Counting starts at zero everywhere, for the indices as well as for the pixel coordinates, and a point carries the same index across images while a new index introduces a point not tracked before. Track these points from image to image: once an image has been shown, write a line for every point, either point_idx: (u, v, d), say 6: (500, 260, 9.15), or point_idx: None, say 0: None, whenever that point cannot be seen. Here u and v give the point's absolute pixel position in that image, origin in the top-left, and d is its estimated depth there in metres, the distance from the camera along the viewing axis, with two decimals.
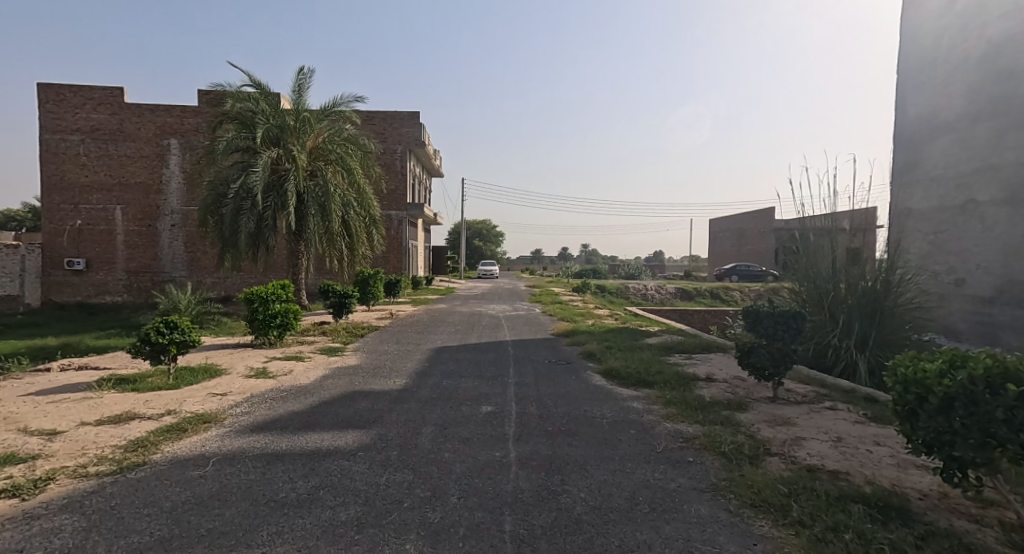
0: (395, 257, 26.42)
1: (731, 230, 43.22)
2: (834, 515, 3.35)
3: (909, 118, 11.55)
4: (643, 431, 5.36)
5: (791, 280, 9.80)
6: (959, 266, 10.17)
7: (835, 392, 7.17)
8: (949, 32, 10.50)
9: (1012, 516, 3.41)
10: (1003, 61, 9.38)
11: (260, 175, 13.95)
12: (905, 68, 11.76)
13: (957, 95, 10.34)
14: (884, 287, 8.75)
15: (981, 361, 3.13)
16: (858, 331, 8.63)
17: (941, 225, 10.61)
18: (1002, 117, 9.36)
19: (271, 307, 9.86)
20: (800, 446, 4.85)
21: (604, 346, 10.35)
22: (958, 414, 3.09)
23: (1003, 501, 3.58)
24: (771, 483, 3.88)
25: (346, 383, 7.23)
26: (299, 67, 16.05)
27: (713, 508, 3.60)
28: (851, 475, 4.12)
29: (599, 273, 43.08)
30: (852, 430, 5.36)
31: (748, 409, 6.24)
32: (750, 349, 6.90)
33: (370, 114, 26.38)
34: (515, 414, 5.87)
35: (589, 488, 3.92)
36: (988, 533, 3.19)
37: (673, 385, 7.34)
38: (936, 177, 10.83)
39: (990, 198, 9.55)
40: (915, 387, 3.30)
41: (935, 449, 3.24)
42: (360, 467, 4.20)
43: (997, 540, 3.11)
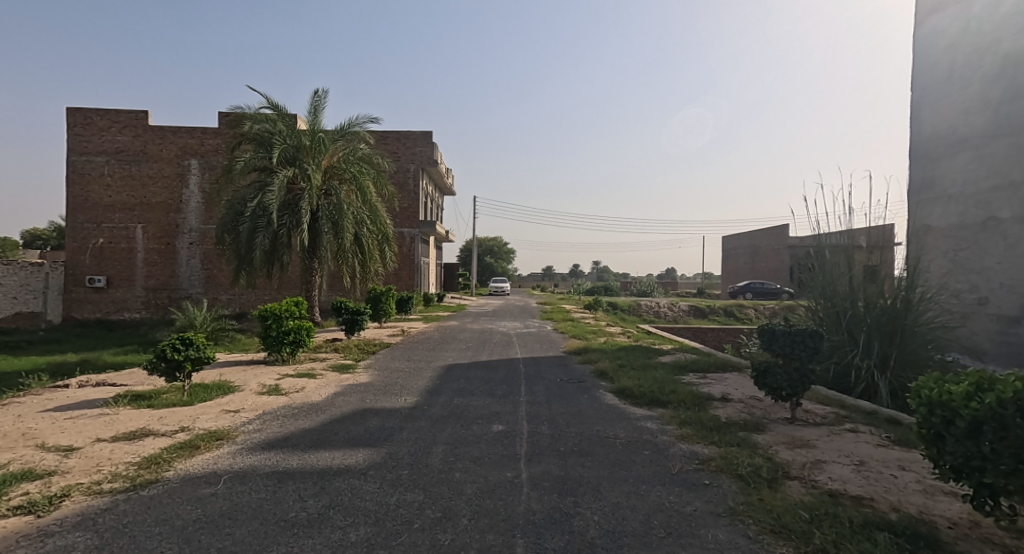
0: (407, 273, 26.62)
1: (745, 246, 42.95)
2: (859, 544, 3.23)
3: (925, 135, 11.44)
4: (657, 452, 5.26)
5: (807, 297, 9.66)
6: (982, 285, 9.97)
7: (857, 413, 7.01)
8: (963, 49, 10.50)
9: None
10: (1018, 77, 9.33)
11: (277, 194, 14.12)
12: (919, 86, 11.69)
13: (973, 112, 10.28)
14: (904, 306, 8.60)
15: (1010, 385, 3.03)
16: (877, 351, 8.47)
17: (962, 241, 10.42)
18: (1019, 132, 9.25)
19: (284, 324, 9.86)
20: (821, 470, 4.73)
21: (617, 364, 10.26)
22: (988, 439, 2.98)
23: None
24: (792, 508, 3.78)
25: (358, 400, 7.20)
26: (315, 90, 15.89)
27: (731, 534, 3.50)
28: (875, 501, 4.00)
29: (612, 289, 42.93)
30: (874, 453, 5.22)
31: (765, 430, 6.11)
32: (766, 368, 6.77)
33: (383, 134, 26.82)
34: (526, 433, 5.81)
35: (604, 510, 3.84)
36: None
37: (688, 405, 7.21)
38: (954, 194, 10.67)
39: (1012, 215, 9.37)
40: (940, 410, 3.21)
41: (964, 475, 3.12)
42: (370, 486, 4.16)
43: None
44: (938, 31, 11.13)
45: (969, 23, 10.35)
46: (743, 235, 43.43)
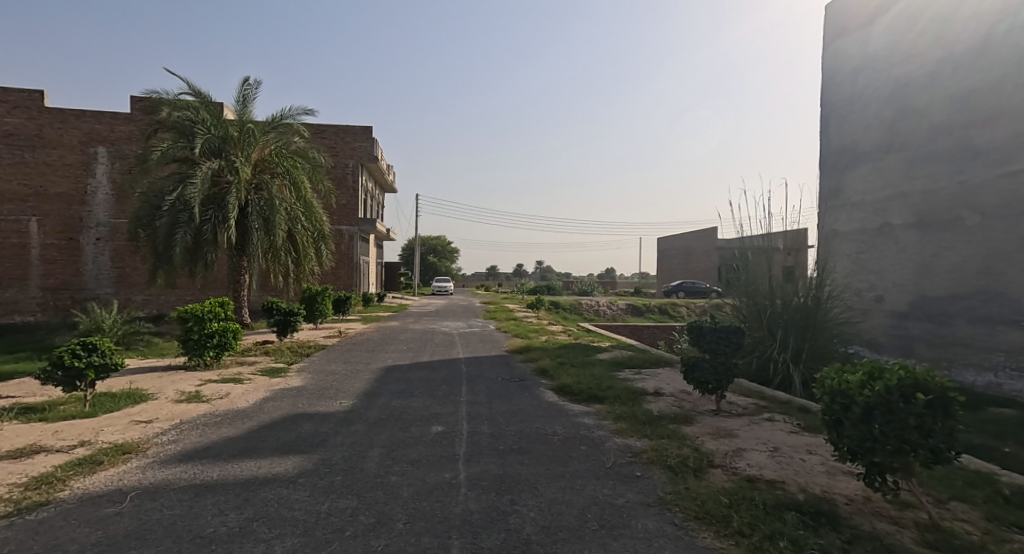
0: (345, 272, 25.88)
1: (678, 248, 44.82)
2: (771, 524, 3.44)
3: (832, 148, 12.32)
4: (593, 447, 5.38)
5: (733, 296, 10.19)
6: (878, 284, 10.86)
7: (774, 403, 7.47)
8: (863, 71, 11.45)
9: (927, 517, 3.53)
10: (908, 98, 10.29)
11: (199, 187, 13.27)
12: (827, 103, 12.60)
13: (870, 128, 11.19)
14: (815, 302, 9.25)
15: (896, 372, 3.32)
16: (793, 346, 9.06)
17: (863, 245, 11.29)
18: (908, 149, 10.19)
19: (207, 326, 9.31)
20: (741, 457, 5.00)
21: (557, 362, 10.42)
22: (878, 422, 3.25)
23: (918, 504, 3.73)
24: (714, 495, 3.98)
25: (289, 405, 6.91)
26: (244, 77, 15.11)
27: (659, 523, 3.63)
28: (786, 483, 4.27)
29: (553, 289, 43.55)
30: (787, 440, 5.57)
31: (693, 422, 6.38)
32: (694, 363, 7.09)
33: (320, 127, 25.87)
34: (466, 433, 5.79)
35: (540, 507, 3.87)
36: (906, 534, 3.29)
37: (623, 400, 7.42)
38: (856, 202, 11.55)
39: (903, 222, 10.28)
40: (840, 397, 3.47)
41: (858, 456, 3.39)
42: (300, 494, 4.00)
43: (913, 540, 3.21)
44: (844, 53, 12.04)
45: (871, 45, 11.28)
46: (677, 237, 45.29)
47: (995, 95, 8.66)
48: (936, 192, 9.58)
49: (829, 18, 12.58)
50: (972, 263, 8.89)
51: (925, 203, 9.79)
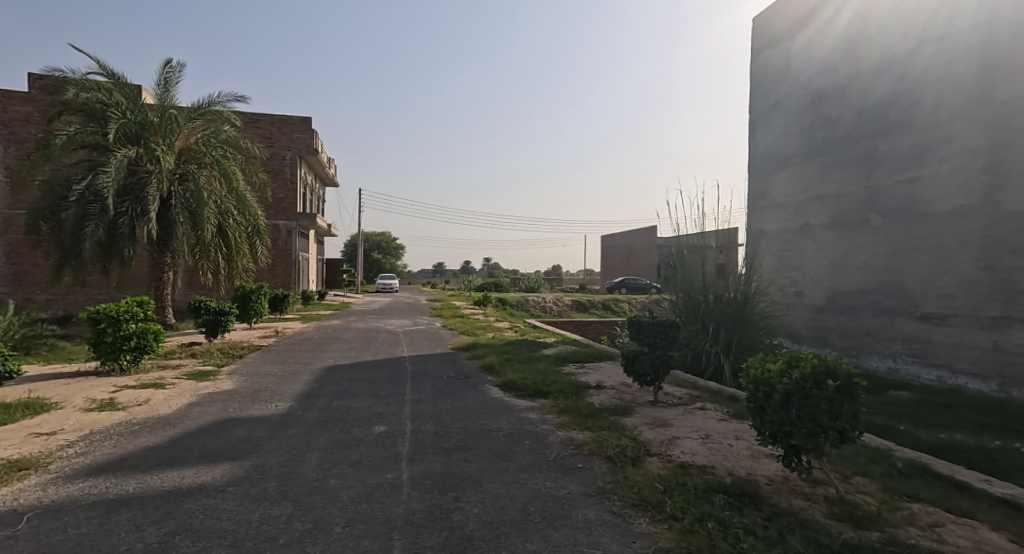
0: (282, 269, 24.98)
1: (621, 245, 46.03)
2: (701, 507, 3.65)
3: (759, 152, 13.05)
4: (536, 441, 5.48)
5: (670, 292, 10.60)
6: (799, 280, 11.61)
7: (706, 393, 7.87)
8: (786, 81, 12.20)
9: (835, 492, 3.85)
10: (824, 108, 11.05)
11: (113, 176, 12.39)
12: (754, 110, 13.33)
13: (792, 135, 11.94)
14: (744, 297, 9.77)
15: (810, 361, 3.60)
16: (723, 338, 9.56)
17: (786, 244, 12.03)
18: (824, 155, 10.95)
19: (123, 328, 8.74)
20: (675, 445, 5.24)
21: (503, 358, 10.52)
22: (795, 408, 3.50)
23: (828, 480, 4.05)
24: (650, 482, 4.16)
25: (219, 410, 6.62)
26: (165, 59, 14.24)
27: (599, 511, 3.76)
28: (715, 468, 4.52)
29: (500, 286, 43.73)
30: (717, 427, 5.89)
31: (632, 413, 6.62)
32: (634, 356, 7.34)
33: (254, 117, 24.76)
34: (409, 432, 5.75)
35: (483, 503, 3.92)
36: (818, 508, 3.58)
37: (566, 394, 7.59)
38: (780, 204, 12.29)
39: (820, 223, 11.04)
40: (762, 386, 3.71)
41: (778, 439, 3.65)
42: (228, 504, 3.87)
43: (824, 513, 3.49)
44: (770, 63, 12.75)
45: (793, 57, 12.00)
46: (620, 235, 46.51)
47: (895, 108, 9.46)
48: (848, 196, 10.35)
49: (757, 29, 13.28)
50: (878, 260, 9.68)
51: (839, 205, 10.56)
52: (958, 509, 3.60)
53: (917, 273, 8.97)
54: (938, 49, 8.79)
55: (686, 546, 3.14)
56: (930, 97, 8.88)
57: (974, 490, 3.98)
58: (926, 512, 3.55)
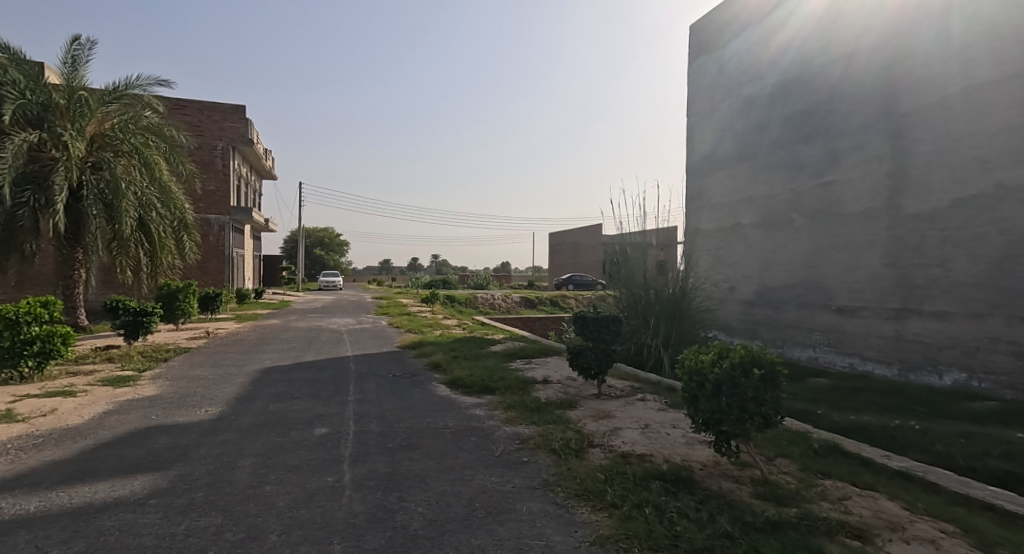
0: (214, 266, 23.82)
1: (568, 243, 46.72)
2: (639, 493, 3.79)
3: (695, 154, 13.59)
4: (483, 437, 5.52)
5: (614, 288, 10.87)
6: (731, 276, 12.20)
7: (646, 384, 8.16)
8: (720, 87, 12.75)
9: (760, 473, 4.11)
10: (754, 114, 11.64)
11: (12, 163, 11.30)
12: (691, 113, 13.86)
13: (725, 139, 12.51)
14: (683, 293, 10.17)
15: (738, 351, 3.81)
16: (663, 332, 9.93)
17: (719, 242, 12.61)
18: (754, 159, 11.54)
19: (25, 331, 8.03)
20: (617, 435, 5.41)
21: (450, 356, 10.49)
22: (724, 396, 3.70)
23: (754, 463, 4.31)
24: (592, 472, 4.29)
25: (139, 418, 6.26)
26: (73, 36, 13.22)
27: (543, 503, 3.84)
28: (653, 456, 4.71)
29: (449, 283, 43.45)
30: (656, 416, 6.13)
31: (577, 406, 6.77)
32: (579, 350, 7.51)
33: (181, 102, 23.42)
34: (352, 434, 5.65)
35: (428, 501, 3.92)
36: (744, 489, 3.80)
37: (513, 390, 7.67)
38: (715, 204, 12.85)
39: (751, 222, 11.63)
40: (695, 376, 3.90)
41: (710, 426, 3.84)
42: (150, 518, 3.67)
43: (750, 494, 3.72)
44: (705, 69, 13.30)
45: (726, 64, 12.58)
46: (567, 232, 47.20)
47: (816, 116, 10.10)
48: (775, 197, 10.96)
49: (694, 36, 13.82)
50: (801, 257, 10.31)
51: (767, 206, 11.16)
52: (862, 482, 3.94)
53: (833, 269, 9.64)
54: (852, 63, 9.45)
55: (625, 532, 3.26)
56: (845, 107, 9.53)
57: (877, 465, 4.36)
58: (836, 486, 3.86)
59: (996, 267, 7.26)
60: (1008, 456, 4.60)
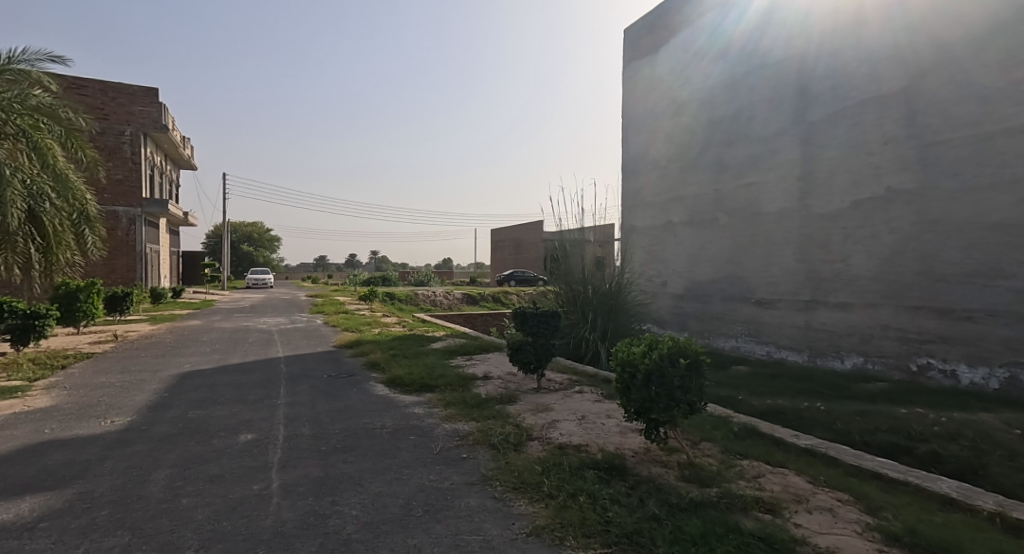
0: (123, 264, 22.23)
1: (510, 239, 46.98)
2: (575, 483, 3.90)
3: (630, 154, 14.02)
4: (422, 436, 5.48)
5: (554, 285, 11.03)
6: (663, 272, 12.69)
7: (584, 377, 8.36)
8: (652, 90, 13.23)
9: (686, 457, 4.32)
10: (684, 117, 12.16)
11: None
12: (626, 114, 14.28)
13: (657, 140, 12.98)
14: (619, 288, 10.47)
15: (667, 342, 3.99)
16: (600, 326, 10.20)
17: (652, 240, 13.08)
18: (684, 160, 12.06)
19: None
20: (555, 427, 5.52)
21: (389, 354, 10.31)
22: (654, 385, 3.86)
23: (680, 447, 4.53)
24: (529, 465, 4.36)
25: (33, 433, 5.73)
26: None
27: (481, 498, 3.86)
28: (589, 446, 4.85)
29: (388, 280, 42.65)
30: (592, 408, 6.30)
31: (516, 401, 6.84)
32: (519, 346, 7.58)
33: (80, 82, 21.61)
34: (281, 438, 5.45)
35: (363, 503, 3.85)
36: (672, 473, 3.99)
37: (453, 387, 7.66)
38: (648, 203, 13.32)
39: (680, 221, 12.14)
40: (627, 367, 4.04)
41: (640, 415, 4.00)
42: (45, 541, 3.38)
43: (677, 477, 3.91)
44: (639, 73, 13.74)
45: (658, 69, 13.05)
46: (508, 229, 47.44)
47: (739, 122, 10.68)
48: (702, 197, 11.50)
49: (628, 41, 14.23)
50: (725, 253, 10.87)
51: (696, 206, 11.68)
52: (774, 460, 4.24)
53: (753, 264, 10.23)
54: (772, 73, 10.04)
55: (560, 521, 3.34)
56: (764, 114, 10.13)
57: (787, 444, 4.70)
58: (753, 465, 4.13)
59: (888, 261, 7.97)
60: (896, 431, 5.07)
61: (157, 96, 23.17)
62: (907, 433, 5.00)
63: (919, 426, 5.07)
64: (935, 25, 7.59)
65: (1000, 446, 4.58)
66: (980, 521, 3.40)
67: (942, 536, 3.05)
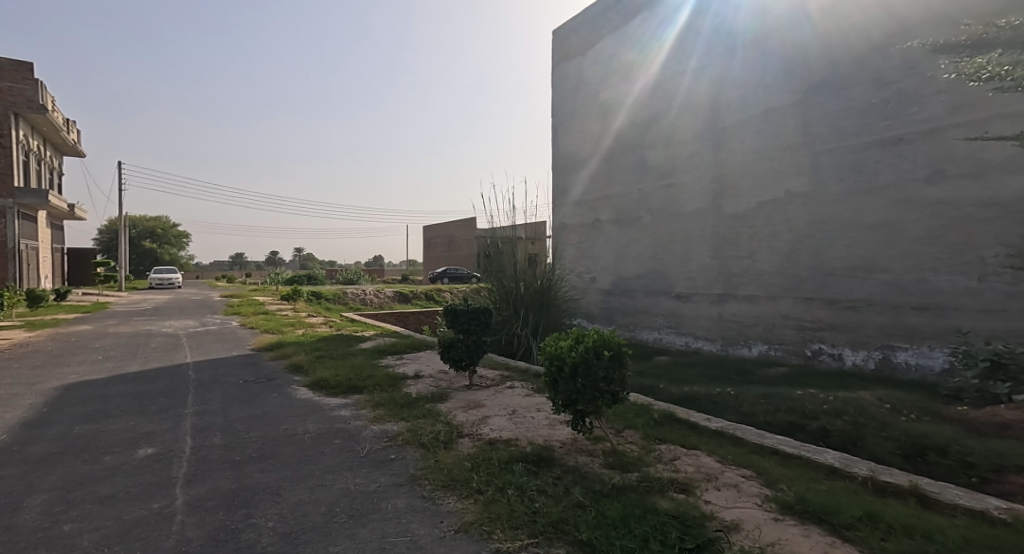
0: None
1: (442, 236, 46.57)
2: (504, 477, 3.93)
3: (560, 154, 14.28)
4: (347, 439, 5.32)
5: (487, 282, 11.05)
6: (592, 268, 13.03)
7: (516, 372, 8.45)
8: (580, 91, 13.54)
9: (610, 445, 4.48)
10: (610, 119, 12.54)
11: None
12: (555, 114, 14.53)
13: (585, 141, 13.31)
14: (550, 285, 10.63)
15: (592, 336, 4.10)
16: (532, 322, 10.34)
17: (581, 237, 13.40)
18: (610, 161, 12.44)
19: None
20: (486, 423, 5.53)
21: (313, 356, 9.94)
22: (580, 378, 3.97)
23: (605, 436, 4.69)
24: (459, 462, 4.35)
25: None
26: None
27: (409, 499, 3.81)
28: (519, 439, 4.90)
29: (315, 278, 41.09)
30: (523, 402, 6.37)
31: (448, 399, 6.80)
32: (450, 343, 7.53)
33: None
34: (188, 451, 5.10)
35: (280, 514, 3.69)
36: (596, 461, 4.12)
37: (382, 387, 7.49)
38: (577, 201, 13.62)
39: (608, 219, 12.51)
40: (554, 361, 4.12)
41: (568, 407, 4.10)
42: None
43: (601, 464, 4.04)
44: (568, 74, 14.00)
45: (585, 70, 13.37)
46: (440, 225, 47.01)
47: (661, 125, 11.15)
48: (628, 196, 11.91)
49: (557, 42, 14.45)
50: (648, 249, 11.33)
51: (621, 204, 12.08)
52: (688, 442, 4.49)
53: (673, 260, 10.73)
54: (689, 79, 10.56)
55: (488, 515, 3.36)
56: (682, 118, 10.64)
57: (701, 428, 4.98)
58: (670, 449, 4.35)
59: (788, 258, 8.63)
60: (793, 410, 5.50)
61: (28, 72, 20.97)
62: (801, 412, 5.43)
63: (811, 406, 5.52)
64: (828, 42, 8.27)
65: (875, 419, 5.10)
66: (857, 486, 3.79)
67: (826, 501, 3.36)
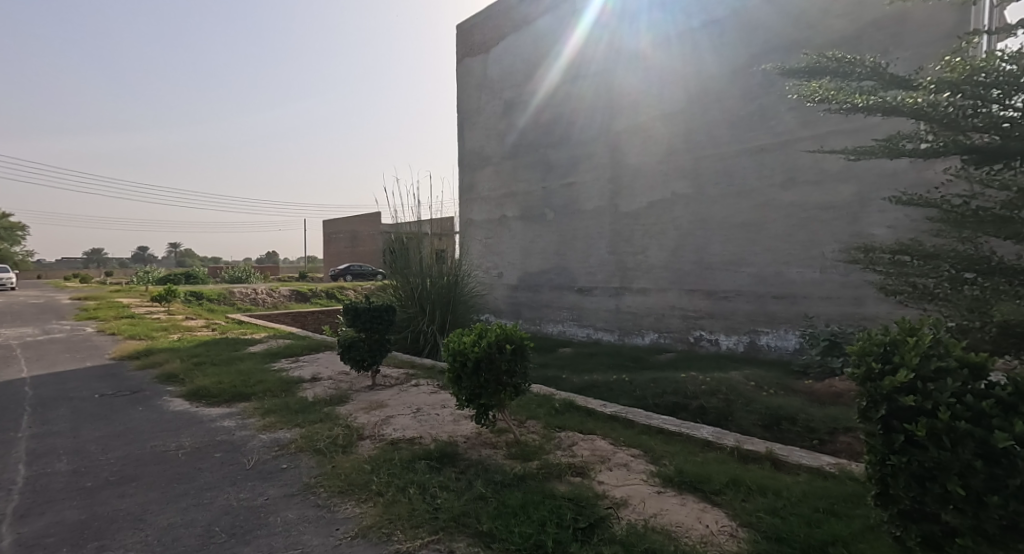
0: None
1: (343, 232, 44.68)
2: (405, 476, 3.80)
3: (465, 150, 14.17)
4: (231, 451, 4.89)
5: (393, 279, 10.69)
6: (498, 264, 13.08)
7: (421, 370, 8.27)
8: (484, 88, 13.52)
9: (514, 436, 4.49)
10: (515, 117, 12.65)
11: None
12: (460, 110, 14.38)
13: (491, 137, 13.31)
14: (457, 281, 10.50)
15: (495, 330, 4.08)
16: (439, 318, 10.18)
17: (487, 233, 13.40)
18: (516, 158, 12.55)
19: None
20: (388, 424, 5.33)
21: (191, 364, 9.05)
22: (483, 372, 3.93)
23: (508, 428, 4.70)
24: (359, 465, 4.15)
25: None
26: None
27: (301, 509, 3.57)
28: (422, 437, 4.78)
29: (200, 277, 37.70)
30: (427, 400, 6.23)
31: (347, 401, 6.49)
32: (351, 343, 7.18)
33: None
34: (24, 482, 4.40)
35: (145, 542, 3.29)
36: (500, 452, 4.12)
37: (274, 393, 6.99)
38: (482, 198, 13.60)
39: (514, 215, 12.62)
40: (457, 356, 4.05)
41: (472, 402, 4.04)
42: None
43: (505, 455, 4.04)
44: (472, 70, 13.92)
45: (489, 67, 13.36)
46: (342, 220, 45.08)
47: (563, 124, 11.41)
48: (533, 193, 12.08)
49: (460, 37, 14.32)
50: (552, 244, 11.58)
51: (525, 201, 12.25)
52: (585, 428, 4.62)
53: (574, 255, 11.06)
54: (589, 82, 10.90)
55: (388, 516, 3.22)
56: (583, 119, 10.96)
57: (597, 413, 5.14)
58: (568, 435, 4.45)
59: (674, 252, 9.20)
60: (678, 392, 5.85)
61: None
62: (684, 393, 5.79)
63: (692, 387, 5.90)
64: (711, 53, 8.88)
65: (742, 396, 5.56)
66: (726, 456, 4.10)
67: (700, 471, 3.60)
